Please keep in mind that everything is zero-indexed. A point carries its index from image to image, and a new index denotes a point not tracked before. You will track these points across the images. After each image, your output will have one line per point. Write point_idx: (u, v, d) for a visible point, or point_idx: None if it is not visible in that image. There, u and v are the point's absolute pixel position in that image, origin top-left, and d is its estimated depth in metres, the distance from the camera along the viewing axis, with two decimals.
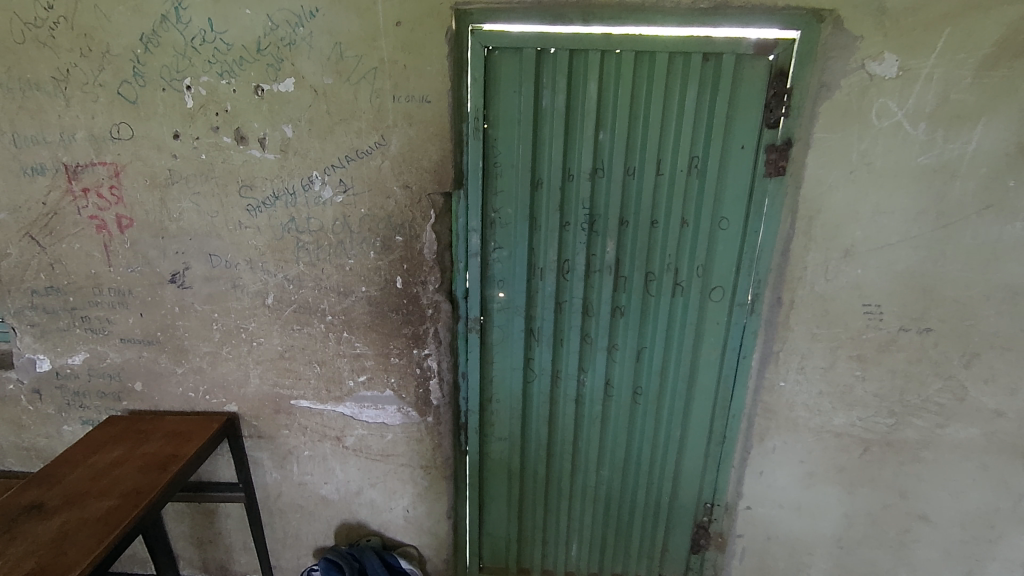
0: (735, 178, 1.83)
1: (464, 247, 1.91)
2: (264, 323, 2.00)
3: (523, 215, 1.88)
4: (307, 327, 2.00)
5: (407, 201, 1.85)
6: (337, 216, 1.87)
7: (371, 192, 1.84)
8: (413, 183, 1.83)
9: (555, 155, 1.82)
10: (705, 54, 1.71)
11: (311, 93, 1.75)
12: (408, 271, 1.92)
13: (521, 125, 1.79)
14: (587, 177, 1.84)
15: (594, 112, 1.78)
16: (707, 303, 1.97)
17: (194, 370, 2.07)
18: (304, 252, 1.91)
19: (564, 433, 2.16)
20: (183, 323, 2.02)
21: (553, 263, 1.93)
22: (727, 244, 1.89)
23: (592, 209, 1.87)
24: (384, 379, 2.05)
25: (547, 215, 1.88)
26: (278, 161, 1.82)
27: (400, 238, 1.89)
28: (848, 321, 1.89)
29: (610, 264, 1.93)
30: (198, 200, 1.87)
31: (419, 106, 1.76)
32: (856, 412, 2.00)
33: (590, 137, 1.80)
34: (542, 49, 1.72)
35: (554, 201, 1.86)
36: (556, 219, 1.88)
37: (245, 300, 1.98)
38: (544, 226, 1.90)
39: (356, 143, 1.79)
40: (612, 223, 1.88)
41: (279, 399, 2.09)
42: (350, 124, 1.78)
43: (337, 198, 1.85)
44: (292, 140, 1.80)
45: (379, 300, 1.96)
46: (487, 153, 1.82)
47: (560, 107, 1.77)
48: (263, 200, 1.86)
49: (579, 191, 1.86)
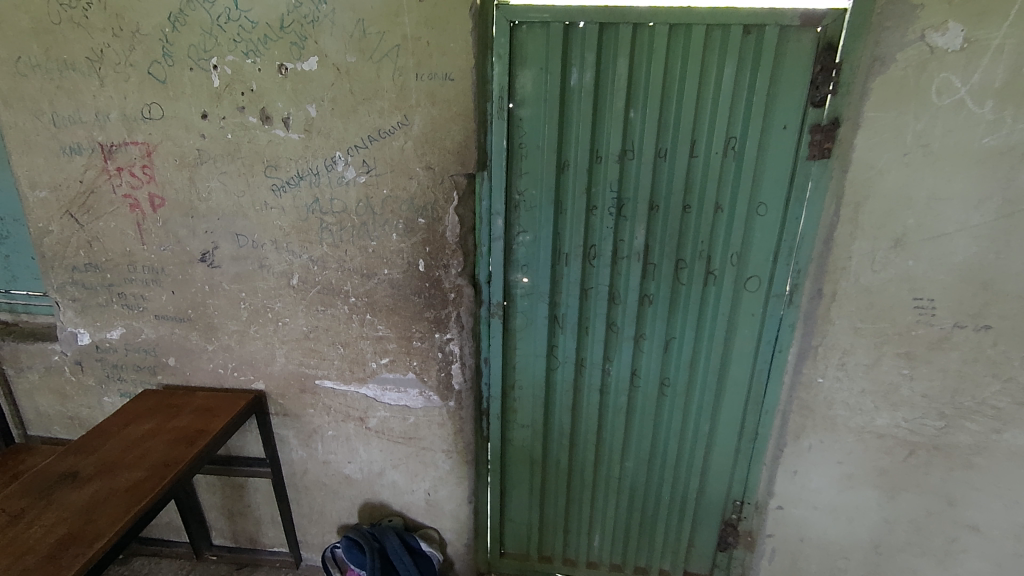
0: (775, 161, 1.72)
1: (487, 231, 1.88)
2: (289, 303, 2.02)
3: (547, 199, 1.82)
4: (331, 308, 2.00)
5: (429, 183, 1.81)
6: (360, 197, 1.85)
7: (394, 173, 1.81)
8: (435, 164, 1.79)
9: (582, 136, 1.74)
10: (746, 27, 1.60)
11: (334, 71, 1.72)
12: (431, 253, 1.89)
13: (547, 104, 1.72)
14: (616, 160, 1.76)
15: (624, 90, 1.69)
16: (741, 294, 1.88)
17: (223, 347, 2.12)
18: (328, 234, 1.91)
19: (587, 424, 2.10)
20: (212, 301, 2.05)
21: (579, 249, 1.87)
22: (764, 231, 1.79)
23: (620, 193, 1.80)
24: (406, 362, 2.04)
25: (573, 198, 1.82)
26: (302, 141, 1.81)
27: (422, 220, 1.85)
28: (895, 316, 1.76)
29: (638, 251, 1.85)
30: (225, 180, 1.88)
31: (442, 85, 1.71)
32: (902, 413, 1.87)
33: (619, 117, 1.71)
34: (570, 24, 1.64)
35: (580, 185, 1.79)
36: (582, 203, 1.81)
37: (271, 280, 2.00)
38: (569, 210, 1.84)
39: (379, 123, 1.76)
40: (641, 207, 1.80)
41: (304, 379, 2.11)
42: (373, 104, 1.75)
43: (359, 178, 1.83)
44: (315, 119, 1.78)
45: (402, 283, 1.94)
46: (511, 133, 1.77)
47: (588, 85, 1.69)
48: (288, 180, 1.86)
49: (607, 174, 1.78)
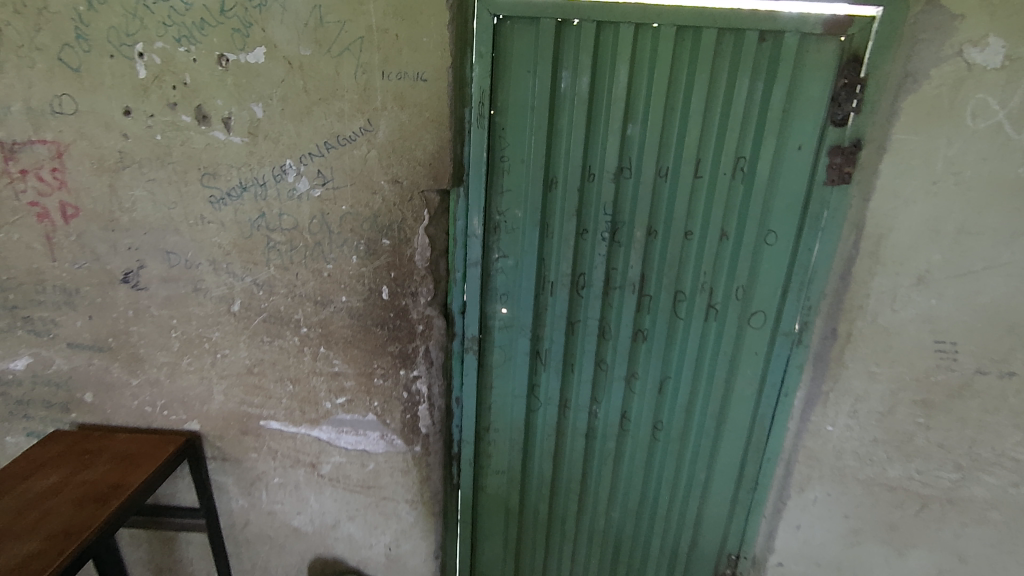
0: (788, 185, 1.53)
1: (462, 254, 1.64)
2: (229, 333, 1.74)
3: (532, 220, 1.60)
4: (278, 340, 1.73)
5: (396, 199, 1.56)
6: (314, 213, 1.59)
7: (354, 187, 1.55)
8: (403, 177, 1.54)
9: (573, 150, 1.53)
10: (763, 33, 1.41)
11: (284, 65, 1.46)
12: (396, 280, 1.64)
13: (534, 113, 1.50)
14: (611, 179, 1.55)
15: (623, 100, 1.48)
16: (745, 331, 1.68)
17: (151, 382, 1.81)
18: (276, 254, 1.64)
19: (570, 470, 1.88)
20: (138, 329, 1.76)
21: (566, 277, 1.65)
22: (773, 262, 1.60)
23: (614, 216, 1.58)
24: (366, 402, 1.78)
25: (560, 220, 1.60)
26: (245, 146, 1.54)
27: (386, 241, 1.60)
28: (914, 360, 1.58)
29: (633, 281, 1.64)
30: (154, 188, 1.59)
31: (412, 86, 1.46)
32: (915, 464, 1.70)
33: (616, 130, 1.50)
34: (563, 21, 1.43)
35: (570, 205, 1.57)
36: (571, 226, 1.59)
37: (208, 306, 1.71)
38: (556, 233, 1.61)
39: (338, 128, 1.51)
40: (638, 234, 1.59)
41: (246, 419, 1.83)
42: (330, 105, 1.49)
43: (314, 191, 1.56)
44: (262, 121, 1.51)
45: (362, 312, 1.68)
46: (492, 145, 1.53)
47: (582, 92, 1.48)
48: (228, 191, 1.58)
49: (600, 194, 1.57)
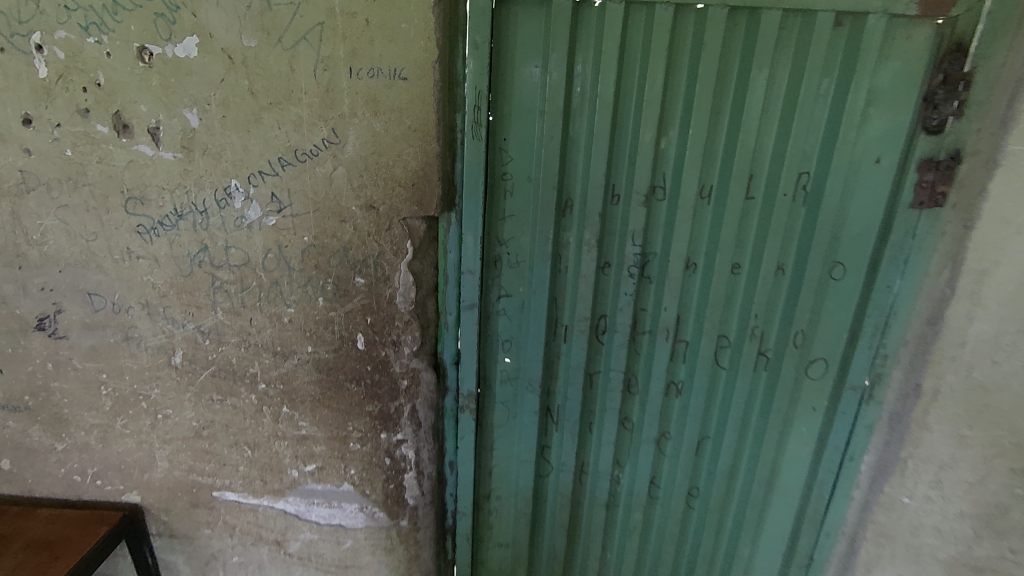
0: (864, 209, 1.21)
1: (454, 294, 1.32)
2: (171, 390, 1.42)
3: (541, 253, 1.29)
4: (230, 398, 1.41)
5: (371, 228, 1.24)
6: (269, 246, 1.27)
7: (318, 213, 1.24)
8: (379, 201, 1.22)
9: (593, 167, 1.21)
10: (839, 15, 1.10)
11: (223, 60, 1.13)
12: (374, 327, 1.33)
13: (545, 120, 1.19)
14: (641, 202, 1.23)
15: (657, 103, 1.16)
16: (802, 384, 1.37)
17: (79, 447, 1.49)
18: (223, 296, 1.32)
19: (587, 544, 1.57)
20: (60, 385, 1.43)
21: (584, 322, 1.34)
22: (841, 303, 1.29)
23: (644, 247, 1.27)
24: (340, 470, 1.47)
25: (577, 253, 1.29)
26: (179, 163, 1.21)
27: (360, 280, 1.29)
28: (1015, 420, 1.22)
29: (666, 326, 1.34)
30: (66, 216, 1.27)
31: (388, 86, 1.14)
32: (1010, 543, 1.29)
33: (648, 141, 1.19)
34: (582, 1, 1.11)
35: (589, 234, 1.26)
36: (591, 260, 1.28)
37: (143, 359, 1.39)
38: (572, 268, 1.30)
39: (295, 140, 1.18)
40: (673, 269, 1.29)
41: (196, 489, 1.52)
42: (284, 111, 1.16)
43: (267, 219, 1.24)
44: (198, 132, 1.19)
45: (332, 365, 1.36)
46: (492, 160, 1.22)
47: (606, 94, 1.16)
48: (160, 219, 1.26)
49: (626, 221, 1.25)
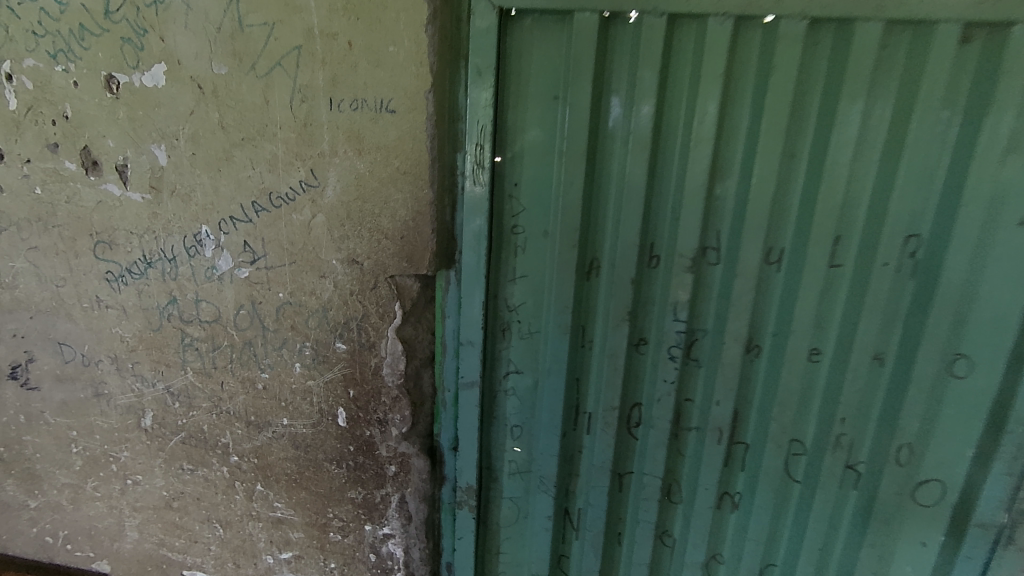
0: (1004, 288, 0.88)
1: (452, 368, 1.09)
2: (141, 455, 1.26)
3: (558, 323, 1.03)
4: (201, 468, 1.24)
5: (353, 287, 1.04)
6: (241, 302, 1.09)
7: (295, 267, 1.05)
8: (363, 255, 1.02)
9: (624, 222, 0.96)
10: (969, 27, 0.80)
11: (192, 90, 0.98)
12: (357, 402, 1.11)
13: (564, 163, 0.95)
14: (686, 266, 0.96)
15: (709, 143, 0.90)
16: (906, 514, 1.02)
17: (51, 507, 1.36)
18: (193, 355, 1.15)
19: None
20: (33, 440, 1.32)
21: (611, 411, 1.07)
22: (965, 412, 0.95)
23: (690, 324, 0.99)
24: (319, 562, 1.25)
25: (603, 326, 1.03)
26: (147, 205, 1.07)
27: (341, 346, 1.08)
28: None
29: (718, 423, 1.04)
30: (37, 259, 1.15)
31: (374, 120, 0.94)
32: None
33: (696, 191, 0.92)
34: (613, 15, 0.88)
35: (619, 304, 1.00)
36: (621, 336, 1.02)
37: (113, 418, 1.25)
38: (597, 344, 1.04)
39: (269, 181, 1.01)
40: (728, 353, 1.00)
41: (166, 565, 1.35)
42: (258, 148, 1.00)
43: (239, 272, 1.07)
44: (167, 171, 1.04)
45: (310, 442, 1.16)
46: (499, 209, 1.00)
47: (641, 131, 0.91)
48: (128, 266, 1.12)
49: (667, 289, 0.98)
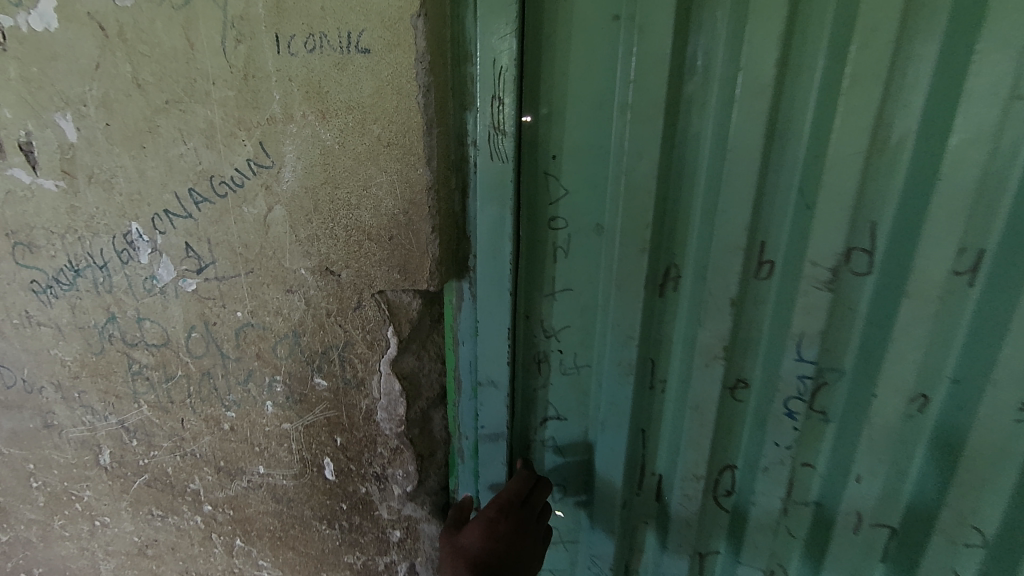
0: None
1: (470, 411, 0.81)
2: (104, 495, 1.05)
3: (617, 358, 0.72)
4: (172, 516, 1.01)
5: (329, 306, 0.75)
6: (192, 322, 0.83)
7: (253, 279, 0.77)
8: (339, 263, 0.72)
9: (722, 212, 0.62)
10: None
11: (94, 34, 0.69)
12: (346, 451, 0.84)
13: (626, 124, 0.62)
14: (822, 281, 0.62)
15: (874, 82, 0.54)
16: None
17: (22, 543, 1.18)
18: (144, 386, 0.91)
19: None
20: None
21: (694, 480, 0.75)
22: None
23: (821, 365, 0.66)
24: None
25: (683, 362, 0.71)
26: (64, 196, 0.80)
27: (321, 382, 0.81)
28: None
29: (858, 508, 0.70)
30: None
31: (339, 66, 0.63)
32: None
33: (843, 165, 0.57)
34: None
35: (710, 334, 0.67)
36: (711, 380, 0.70)
37: (69, 453, 1.03)
38: (673, 386, 0.73)
39: (208, 161, 0.72)
40: (880, 412, 0.65)
41: None
42: (187, 115, 0.70)
43: (184, 283, 0.80)
44: (80, 150, 0.76)
45: (293, 496, 0.91)
46: (531, 194, 0.68)
47: (757, 66, 0.56)
48: (55, 275, 0.87)
49: (786, 313, 0.65)
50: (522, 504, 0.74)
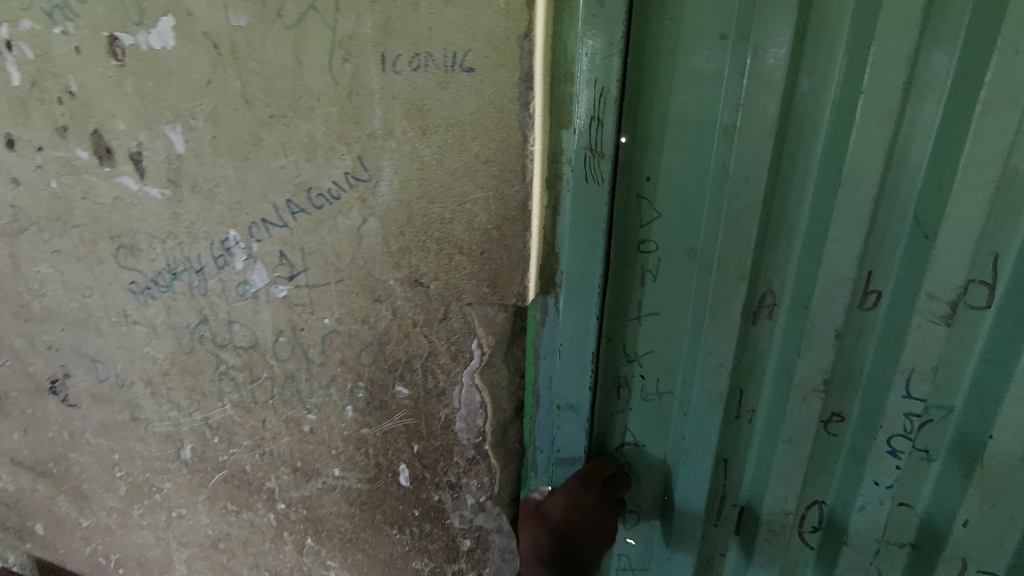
0: None
1: (547, 427, 0.81)
2: (183, 488, 1.09)
3: (706, 388, 0.73)
4: (246, 512, 1.05)
5: (416, 316, 0.77)
6: (280, 327, 0.86)
7: (343, 287, 0.79)
8: (429, 275, 0.74)
9: (836, 241, 0.62)
10: None
11: (208, 52, 0.73)
12: (422, 459, 0.86)
13: (729, 146, 0.62)
14: (938, 316, 0.61)
15: (1008, 113, 0.53)
16: None
17: (101, 529, 1.24)
18: (229, 386, 0.94)
19: None
20: (78, 459, 1.18)
21: (781, 515, 0.77)
22: None
23: (928, 404, 0.65)
24: None
25: (777, 392, 0.72)
26: (168, 202, 0.85)
27: (402, 390, 0.83)
28: None
29: (962, 551, 0.67)
30: (60, 263, 0.98)
31: (444, 85, 0.65)
32: None
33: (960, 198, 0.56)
34: None
35: (809, 366, 0.68)
36: (806, 415, 0.71)
37: (153, 446, 1.08)
38: (766, 416, 0.74)
39: (307, 173, 0.75)
40: (991, 456, 0.63)
41: None
42: (290, 128, 0.73)
43: (276, 290, 0.83)
44: (187, 160, 0.81)
45: (366, 500, 0.93)
46: (622, 215, 0.68)
47: (880, 91, 0.56)
48: (154, 277, 0.91)
49: (897, 348, 0.64)
50: (600, 484, 0.77)
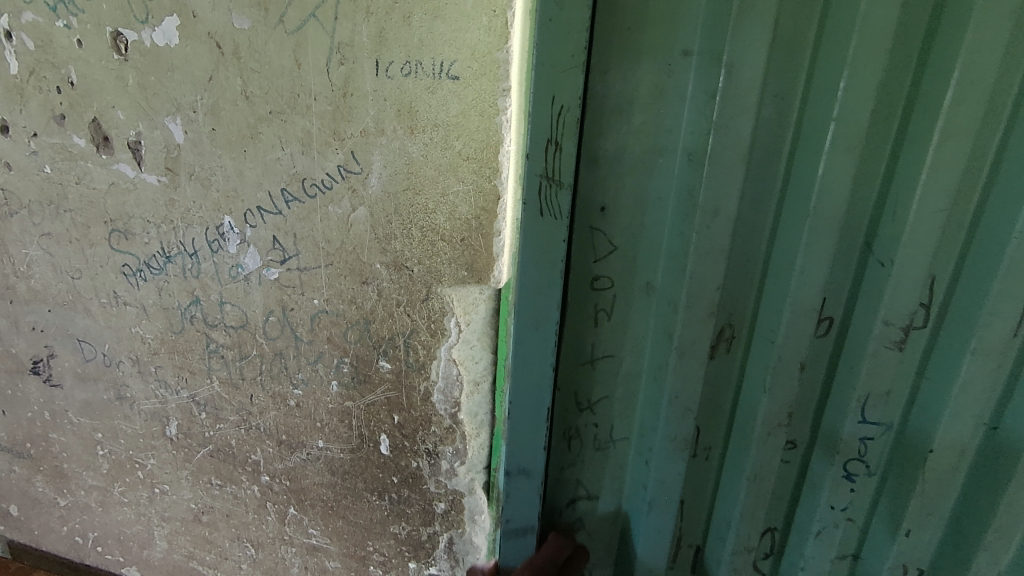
0: None
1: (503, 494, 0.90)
2: (167, 464, 1.14)
3: (669, 430, 0.83)
4: (230, 485, 1.11)
5: (400, 297, 0.85)
6: (271, 307, 0.92)
7: (332, 270, 0.87)
8: (413, 260, 0.82)
9: (799, 275, 0.72)
10: None
11: (211, 51, 0.80)
12: (402, 429, 0.94)
13: (696, 174, 0.71)
14: (892, 342, 0.73)
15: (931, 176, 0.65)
16: None
17: (79, 507, 1.27)
18: (219, 363, 1.00)
19: None
20: (59, 438, 1.22)
21: (745, 552, 0.89)
22: None
23: (879, 427, 0.77)
24: None
25: (742, 425, 0.82)
26: (164, 189, 0.90)
27: (385, 365, 0.90)
28: None
29: (905, 559, 0.81)
30: (50, 246, 1.02)
31: (431, 90, 0.73)
32: None
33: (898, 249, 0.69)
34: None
35: (774, 394, 0.78)
36: (768, 449, 0.81)
37: (138, 423, 1.12)
38: (729, 444, 0.85)
39: (302, 165, 0.82)
40: (930, 469, 0.76)
41: None
42: (287, 124, 0.80)
43: (268, 272, 0.90)
44: (186, 150, 0.87)
45: (348, 470, 1.00)
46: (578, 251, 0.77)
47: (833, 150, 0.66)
48: (147, 260, 0.97)
49: (851, 371, 0.76)
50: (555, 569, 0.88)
